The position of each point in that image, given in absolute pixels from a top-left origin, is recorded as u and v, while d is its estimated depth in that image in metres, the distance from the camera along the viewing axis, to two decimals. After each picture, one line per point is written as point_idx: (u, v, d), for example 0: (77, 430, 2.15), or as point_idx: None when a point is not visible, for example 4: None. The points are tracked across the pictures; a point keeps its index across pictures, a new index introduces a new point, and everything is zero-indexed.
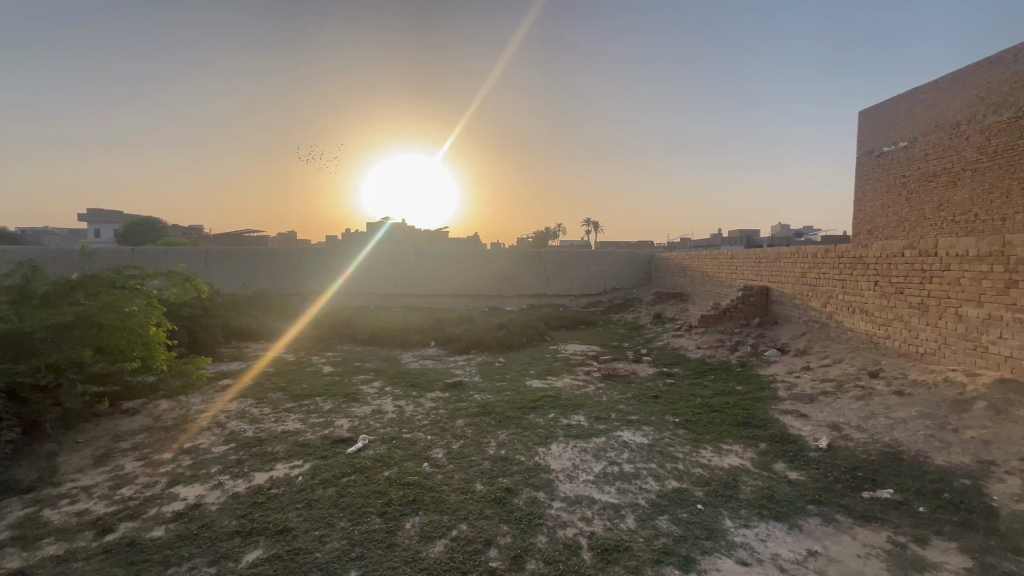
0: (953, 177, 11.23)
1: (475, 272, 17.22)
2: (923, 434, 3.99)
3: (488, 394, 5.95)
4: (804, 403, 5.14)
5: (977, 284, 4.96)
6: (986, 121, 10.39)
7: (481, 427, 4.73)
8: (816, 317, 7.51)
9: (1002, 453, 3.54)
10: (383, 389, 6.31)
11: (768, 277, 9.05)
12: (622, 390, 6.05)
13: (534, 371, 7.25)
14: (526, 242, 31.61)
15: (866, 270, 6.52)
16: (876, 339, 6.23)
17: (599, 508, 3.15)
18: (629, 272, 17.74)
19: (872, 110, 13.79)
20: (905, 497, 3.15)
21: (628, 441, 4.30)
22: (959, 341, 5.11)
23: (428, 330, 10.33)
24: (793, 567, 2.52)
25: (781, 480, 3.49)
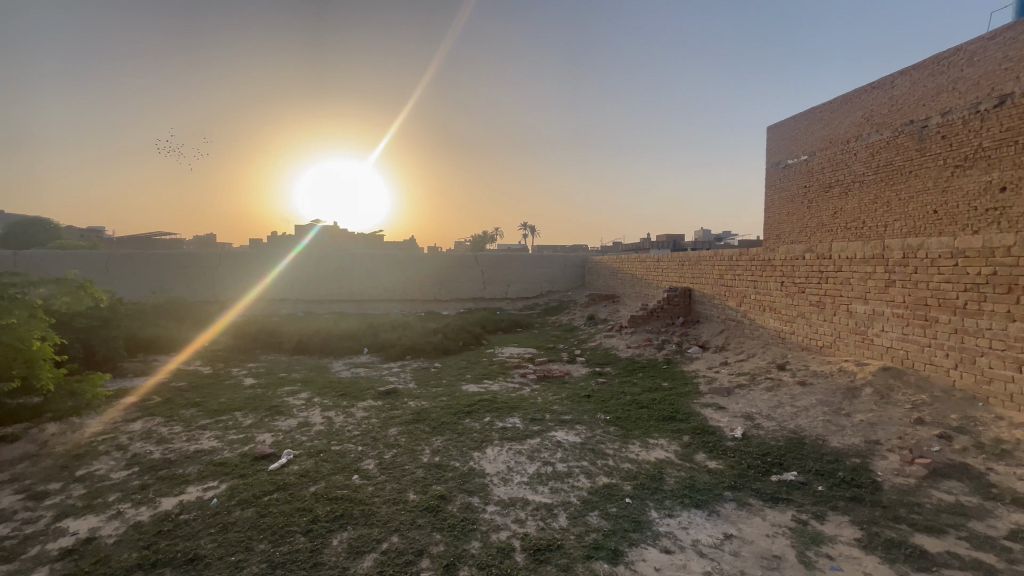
0: (844, 187, 12.57)
1: (410, 276, 16.89)
2: (822, 419, 4.41)
3: (424, 401, 5.84)
4: (722, 396, 5.50)
5: (863, 283, 5.57)
6: (870, 138, 11.74)
7: (415, 434, 4.63)
8: (732, 315, 8.10)
9: (885, 433, 4.00)
10: (310, 400, 5.99)
11: (689, 278, 9.64)
12: (556, 391, 6.16)
13: (470, 376, 7.20)
14: (463, 246, 31.43)
15: (773, 272, 7.13)
16: (782, 334, 6.83)
17: (532, 509, 3.18)
18: (564, 275, 18.19)
19: (778, 125, 15.09)
20: (807, 478, 3.46)
21: (561, 441, 4.38)
22: (850, 334, 5.72)
23: (361, 336, 9.97)
24: (711, 551, 2.68)
25: (702, 469, 3.72)
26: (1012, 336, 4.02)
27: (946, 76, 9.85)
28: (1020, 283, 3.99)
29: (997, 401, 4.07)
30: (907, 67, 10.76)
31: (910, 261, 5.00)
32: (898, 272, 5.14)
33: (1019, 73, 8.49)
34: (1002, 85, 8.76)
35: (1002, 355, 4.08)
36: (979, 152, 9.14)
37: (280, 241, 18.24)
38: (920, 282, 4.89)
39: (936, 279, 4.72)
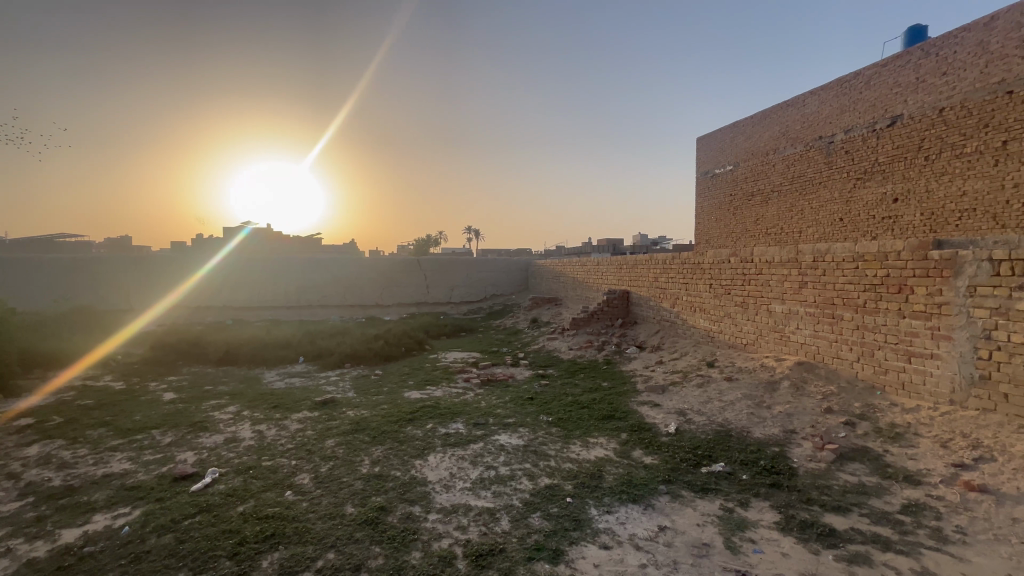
0: (764, 196, 13.57)
1: (350, 281, 16.33)
2: (746, 412, 4.73)
3: (363, 410, 5.65)
4: (657, 393, 5.76)
5: (781, 285, 6.03)
6: (786, 151, 12.77)
7: (354, 445, 4.47)
8: (666, 316, 8.50)
9: (800, 423, 4.35)
10: (239, 414, 5.62)
11: (627, 282, 10.02)
12: (500, 395, 6.17)
13: (413, 382, 7.06)
14: (406, 250, 30.79)
15: (702, 275, 7.56)
16: (711, 333, 7.25)
17: (474, 515, 3.16)
18: (507, 279, 18.33)
19: (706, 136, 16.02)
20: (732, 469, 3.68)
21: (504, 444, 4.40)
22: (769, 332, 6.18)
23: (296, 345, 9.49)
24: (646, 543, 2.78)
25: (638, 465, 3.87)
26: (903, 331, 4.51)
27: (848, 98, 10.93)
28: (908, 284, 4.48)
29: (892, 390, 4.57)
30: (816, 88, 11.81)
31: (819, 264, 5.48)
32: (809, 275, 5.63)
33: (907, 97, 9.58)
34: (894, 107, 9.85)
35: (896, 348, 4.57)
36: (877, 166, 10.22)
37: (203, 245, 17.00)
38: (828, 283, 5.38)
39: (841, 281, 5.20)
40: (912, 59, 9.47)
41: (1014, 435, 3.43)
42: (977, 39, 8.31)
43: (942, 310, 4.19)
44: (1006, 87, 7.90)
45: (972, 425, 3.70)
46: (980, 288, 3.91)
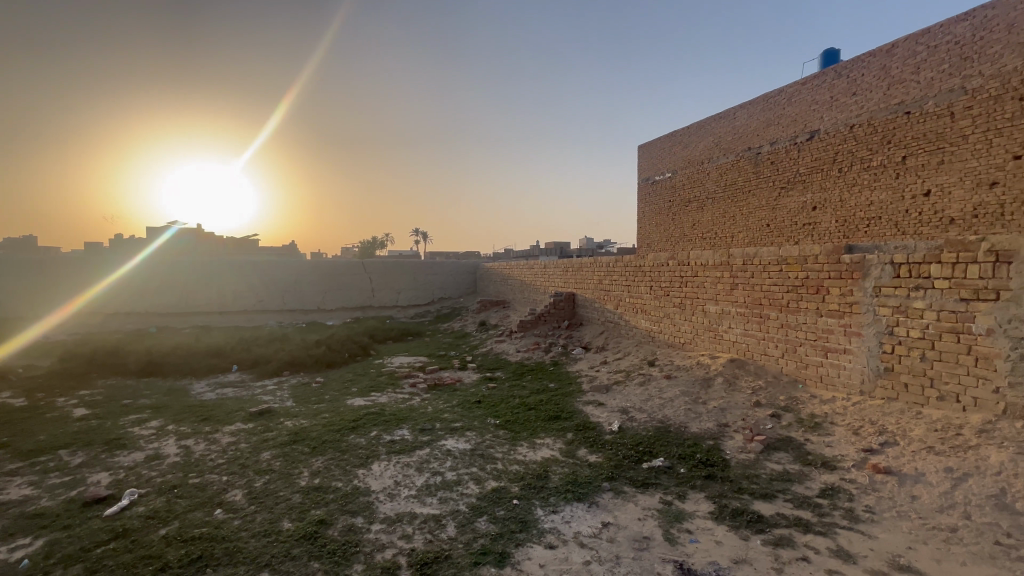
0: (700, 203, 14.31)
1: (289, 284, 15.59)
2: (684, 407, 4.96)
3: (303, 419, 5.41)
4: (602, 393, 5.92)
5: (714, 287, 6.38)
6: (719, 161, 13.54)
7: (292, 457, 4.25)
8: (610, 317, 8.76)
9: (732, 416, 4.62)
10: (163, 429, 5.20)
11: (573, 284, 10.23)
12: (447, 399, 6.11)
13: (356, 389, 6.83)
14: (349, 252, 29.81)
15: (643, 277, 7.86)
16: (652, 333, 7.55)
17: (419, 523, 3.10)
18: (455, 282, 18.23)
19: (647, 144, 16.67)
20: (671, 463, 3.84)
21: (451, 449, 4.35)
22: (705, 331, 6.52)
23: (229, 352, 8.93)
24: (590, 540, 2.84)
25: (583, 463, 3.95)
26: (820, 328, 4.90)
27: (773, 112, 11.75)
28: (825, 285, 4.88)
29: (812, 382, 4.96)
30: (744, 102, 12.62)
31: (748, 267, 5.85)
32: (739, 277, 5.99)
33: (823, 114, 10.45)
34: (812, 123, 10.70)
35: (814, 344, 4.96)
36: (798, 177, 11.05)
37: (120, 246, 15.60)
38: (756, 285, 5.75)
39: (768, 283, 5.58)
40: (827, 79, 10.34)
41: (913, 421, 3.82)
42: (880, 63, 9.21)
43: (853, 309, 4.59)
44: (905, 108, 8.81)
45: (879, 413, 4.07)
46: (885, 289, 4.33)
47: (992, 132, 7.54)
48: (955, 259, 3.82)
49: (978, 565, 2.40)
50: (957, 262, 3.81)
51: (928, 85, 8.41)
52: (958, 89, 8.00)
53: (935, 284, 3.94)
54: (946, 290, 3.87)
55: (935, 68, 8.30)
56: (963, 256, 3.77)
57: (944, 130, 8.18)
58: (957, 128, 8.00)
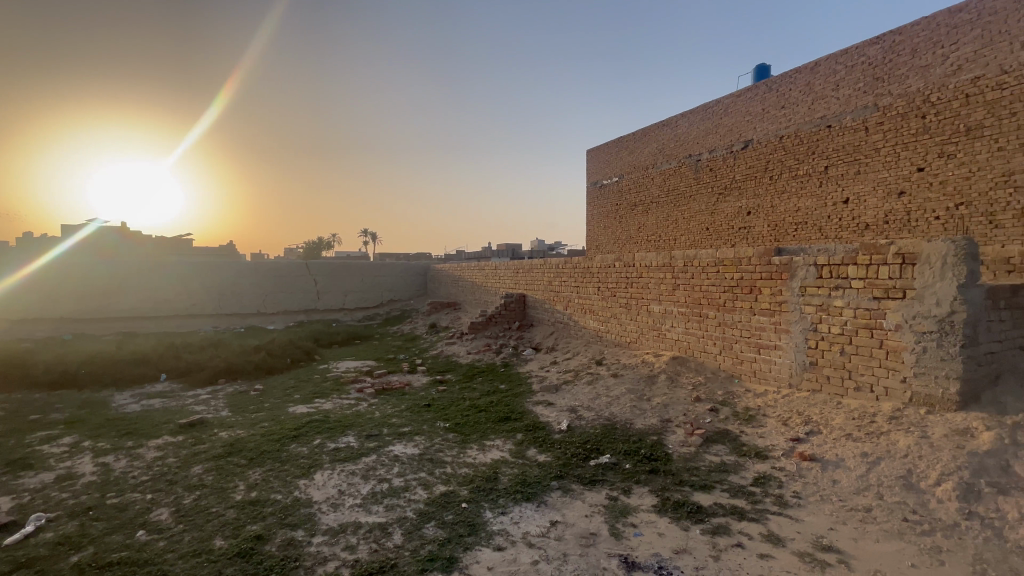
0: (645, 207, 14.82)
1: (226, 287, 14.71)
2: (629, 405, 5.10)
3: (240, 429, 5.10)
4: (551, 392, 5.99)
5: (658, 287, 6.62)
6: (662, 166, 14.09)
7: (226, 470, 4.00)
8: (560, 317, 8.90)
9: (674, 412, 4.80)
10: (77, 446, 4.74)
11: (523, 286, 10.31)
12: (395, 403, 5.97)
13: (299, 396, 6.53)
14: (292, 253, 28.55)
15: (591, 278, 8.04)
16: (600, 333, 7.73)
17: (364, 532, 3.00)
18: (404, 284, 17.90)
19: (595, 149, 17.09)
20: (617, 459, 3.94)
21: (399, 454, 4.25)
22: (649, 330, 6.75)
23: (155, 360, 8.28)
24: (538, 540, 2.86)
25: (532, 463, 3.98)
26: (753, 326, 5.20)
27: (711, 122, 12.36)
28: (757, 285, 5.18)
29: (747, 377, 5.25)
30: (685, 111, 13.21)
31: (689, 268, 6.12)
32: (681, 278, 6.26)
33: (756, 124, 11.11)
34: (746, 133, 11.36)
35: (748, 341, 5.26)
36: (734, 184, 11.69)
37: (20, 245, 13.98)
38: (696, 285, 6.02)
39: (706, 283, 5.86)
40: (759, 92, 11.00)
41: (834, 410, 4.12)
42: (805, 79, 9.91)
43: (782, 308, 4.91)
44: (826, 121, 9.54)
45: (805, 404, 4.37)
46: (809, 289, 4.65)
47: (900, 146, 8.30)
48: (868, 261, 4.17)
49: (888, 541, 2.63)
50: (869, 265, 4.16)
51: (846, 102, 9.15)
52: (871, 106, 8.76)
53: (852, 285, 4.28)
54: (861, 289, 4.21)
55: (853, 86, 9.04)
56: (874, 259, 4.12)
57: (859, 142, 8.93)
58: (871, 142, 8.75)
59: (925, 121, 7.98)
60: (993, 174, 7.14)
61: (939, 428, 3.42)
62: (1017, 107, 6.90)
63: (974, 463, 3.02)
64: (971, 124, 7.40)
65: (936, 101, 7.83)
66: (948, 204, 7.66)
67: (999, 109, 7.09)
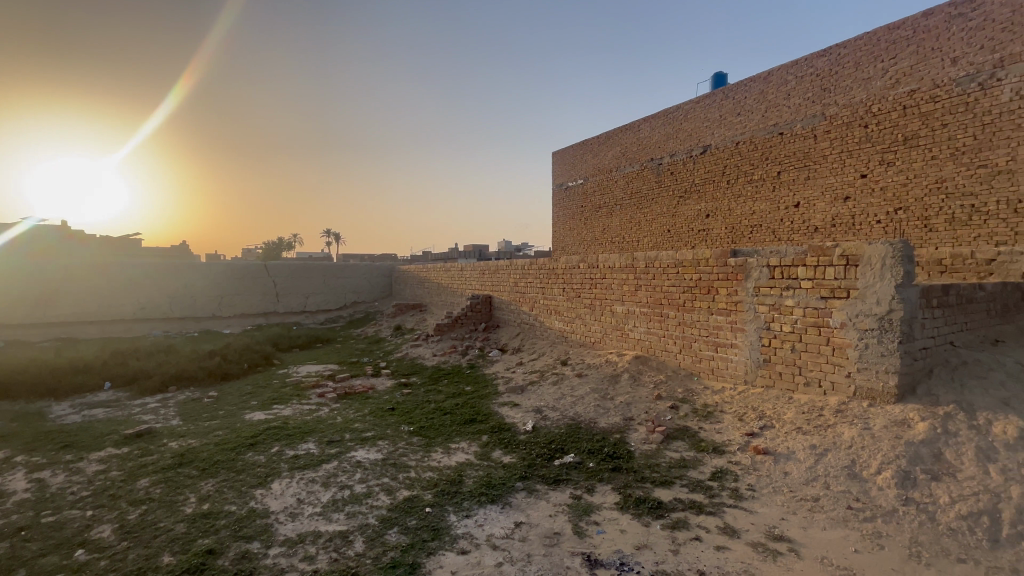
0: (609, 209, 15.09)
1: (178, 289, 14.01)
2: (593, 404, 5.18)
3: (192, 439, 4.87)
4: (517, 393, 6.01)
5: (621, 288, 6.75)
6: (626, 169, 14.37)
7: (175, 482, 3.81)
8: (525, 318, 8.94)
9: (636, 410, 4.91)
10: (8, 462, 4.40)
11: (489, 287, 10.30)
12: (358, 408, 5.85)
13: (256, 402, 6.30)
14: (250, 254, 27.53)
15: (556, 279, 8.11)
16: (565, 334, 7.82)
17: (324, 541, 2.92)
18: (369, 286, 17.58)
19: (561, 151, 17.27)
20: (581, 458, 3.99)
21: (361, 460, 4.16)
22: (613, 330, 6.87)
23: (98, 368, 7.79)
24: (503, 542, 2.85)
25: (497, 465, 3.97)
26: (711, 325, 5.38)
27: (671, 127, 12.71)
28: (714, 286, 5.36)
29: (705, 375, 5.42)
30: (647, 116, 13.53)
31: (650, 269, 6.27)
32: (643, 279, 6.39)
33: (713, 130, 11.50)
34: (704, 138, 11.74)
35: (706, 339, 5.44)
36: (693, 187, 12.07)
37: None
38: (657, 286, 6.18)
39: (667, 284, 6.02)
40: (716, 100, 11.39)
41: (786, 405, 4.31)
42: (759, 88, 10.34)
43: (738, 307, 5.10)
44: (778, 129, 9.97)
45: (759, 400, 4.55)
46: (762, 289, 4.85)
47: (846, 154, 8.77)
48: (816, 262, 4.38)
49: (834, 528, 2.77)
50: (817, 266, 4.37)
51: (796, 110, 9.60)
52: (819, 115, 9.22)
53: (801, 285, 4.49)
54: (810, 289, 4.41)
55: (802, 95, 9.49)
56: (822, 260, 4.33)
57: (809, 149, 9.38)
58: (819, 148, 9.21)
59: (867, 131, 8.46)
60: (928, 181, 7.66)
61: (879, 420, 3.63)
62: (948, 119, 7.42)
63: (910, 452, 3.22)
64: (909, 134, 7.90)
65: (878, 111, 8.31)
66: (888, 208, 8.16)
67: (932, 120, 7.61)
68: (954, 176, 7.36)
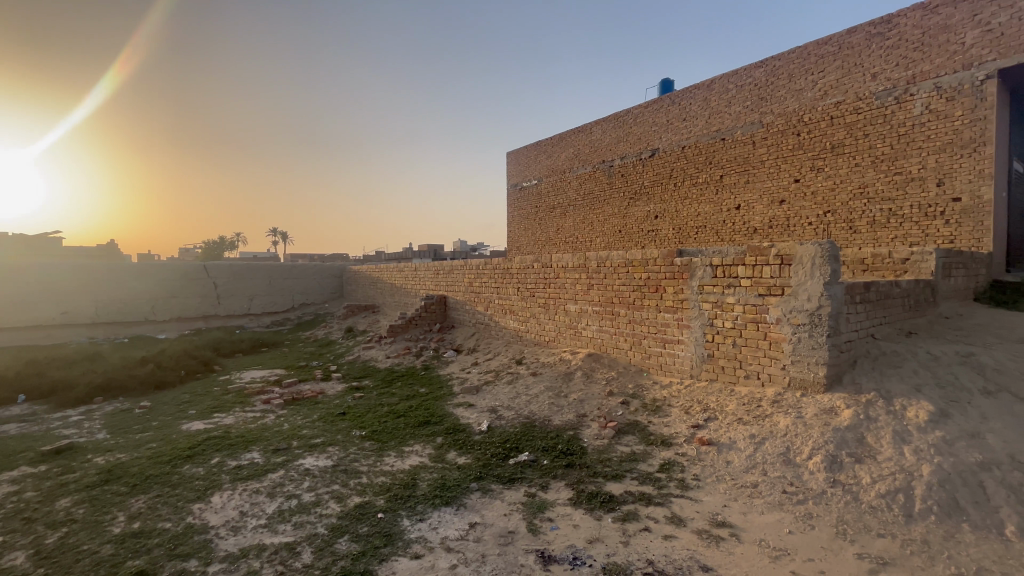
0: (562, 209, 15.31)
1: (105, 292, 12.97)
2: (548, 402, 5.25)
3: (121, 453, 4.52)
4: (472, 393, 5.99)
5: (574, 287, 6.87)
6: (579, 171, 14.64)
7: (101, 501, 3.52)
8: (480, 318, 8.93)
9: (589, 406, 5.01)
10: None
11: (444, 287, 10.20)
12: (307, 413, 5.64)
13: (194, 411, 5.93)
14: (187, 254, 25.93)
15: (511, 279, 8.14)
16: (520, 333, 7.87)
17: (269, 555, 2.79)
18: (318, 286, 16.98)
19: (515, 152, 17.36)
20: (535, 456, 4.03)
21: (310, 468, 4.01)
22: (567, 329, 6.98)
23: (10, 379, 7.07)
24: (457, 543, 2.83)
25: (451, 466, 3.95)
26: (659, 323, 5.58)
27: (622, 130, 13.05)
28: (662, 284, 5.56)
29: (654, 370, 5.62)
30: (598, 119, 13.84)
31: (602, 269, 6.41)
32: (595, 278, 6.54)
33: (661, 134, 11.91)
34: (652, 142, 12.15)
35: (655, 336, 5.63)
36: (643, 189, 12.46)
37: None
38: (608, 285, 6.33)
39: (618, 283, 6.18)
40: (664, 105, 11.80)
41: (728, 397, 4.54)
42: (703, 95, 10.80)
43: (684, 305, 5.31)
44: (720, 135, 10.46)
45: (703, 393, 4.76)
46: (706, 287, 5.08)
47: (780, 160, 9.32)
48: (754, 262, 4.64)
49: (771, 512, 2.95)
50: (755, 265, 4.62)
51: (736, 118, 10.11)
52: (757, 122, 9.74)
53: (741, 283, 4.74)
54: (749, 287, 4.67)
55: (741, 103, 10.00)
56: (759, 260, 4.59)
57: (748, 155, 9.91)
58: (757, 154, 9.74)
59: (799, 138, 9.03)
60: (852, 187, 8.29)
61: (810, 408, 3.89)
62: (869, 130, 8.07)
63: (837, 437, 3.48)
64: (835, 143, 8.50)
65: (808, 121, 8.88)
66: (818, 211, 8.75)
67: (856, 130, 8.24)
68: (874, 182, 8.01)
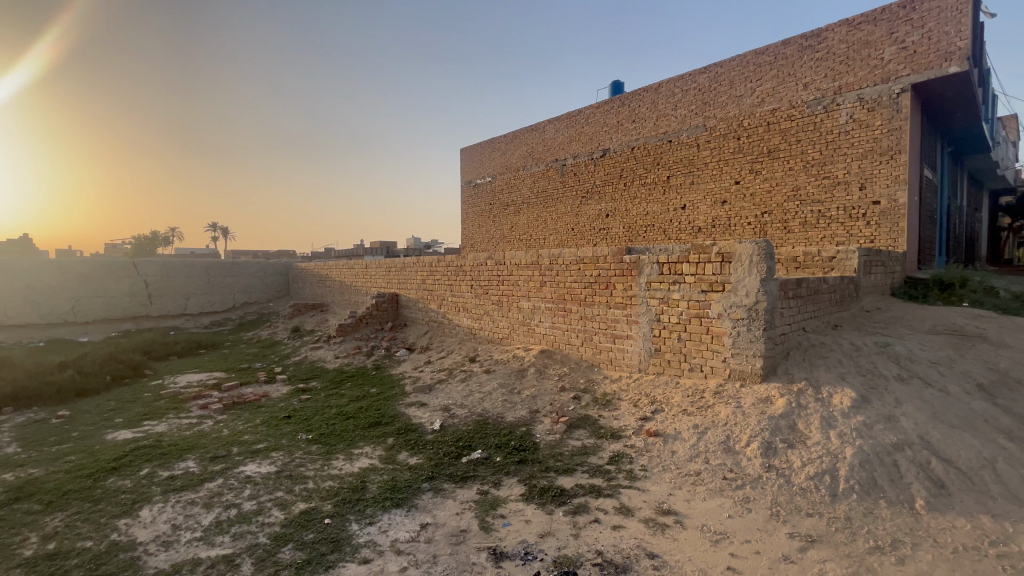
0: (516, 207, 15.36)
1: (16, 292, 11.76)
2: (501, 399, 5.26)
3: (35, 468, 4.12)
4: (424, 392, 5.91)
5: (527, 284, 6.91)
6: (532, 168, 14.72)
7: (10, 522, 3.19)
8: (433, 316, 8.82)
9: (542, 402, 5.07)
10: None
11: (396, 284, 9.99)
12: (249, 418, 5.36)
13: (121, 419, 5.50)
14: (113, 250, 23.96)
15: (464, 276, 8.09)
16: (473, 330, 7.84)
17: (204, 569, 2.63)
18: (262, 285, 16.18)
19: (468, 149, 17.24)
20: (488, 454, 4.02)
21: (251, 475, 3.82)
22: (520, 326, 7.01)
23: None
24: (408, 545, 2.78)
25: (403, 467, 3.87)
26: (609, 319, 5.71)
27: (574, 130, 13.25)
28: (612, 281, 5.69)
29: (604, 365, 5.76)
30: (551, 118, 13.97)
31: (554, 266, 6.48)
32: (547, 275, 6.59)
33: (612, 135, 12.18)
34: (604, 142, 12.40)
35: (605, 332, 5.77)
36: (595, 188, 12.72)
37: None
38: (560, 282, 6.41)
39: (569, 280, 6.27)
40: (615, 106, 12.06)
41: (674, 390, 4.72)
42: (651, 98, 11.14)
43: (632, 302, 5.46)
44: (667, 137, 10.83)
45: (651, 386, 4.93)
46: (653, 283, 5.25)
47: (722, 162, 9.77)
48: (697, 259, 4.84)
49: (712, 498, 3.09)
50: (699, 263, 4.82)
51: (682, 121, 10.50)
52: (701, 126, 10.15)
53: (685, 279, 4.93)
54: (693, 283, 4.86)
55: (687, 107, 10.40)
56: (702, 257, 4.79)
57: (692, 156, 10.32)
58: (700, 156, 10.16)
59: (739, 142, 9.48)
60: (786, 189, 8.82)
61: (748, 398, 4.11)
62: (801, 136, 8.60)
63: (772, 424, 3.70)
64: (771, 147, 9.01)
65: (747, 126, 9.35)
66: (757, 212, 9.24)
67: (790, 136, 8.76)
68: (806, 185, 8.56)
